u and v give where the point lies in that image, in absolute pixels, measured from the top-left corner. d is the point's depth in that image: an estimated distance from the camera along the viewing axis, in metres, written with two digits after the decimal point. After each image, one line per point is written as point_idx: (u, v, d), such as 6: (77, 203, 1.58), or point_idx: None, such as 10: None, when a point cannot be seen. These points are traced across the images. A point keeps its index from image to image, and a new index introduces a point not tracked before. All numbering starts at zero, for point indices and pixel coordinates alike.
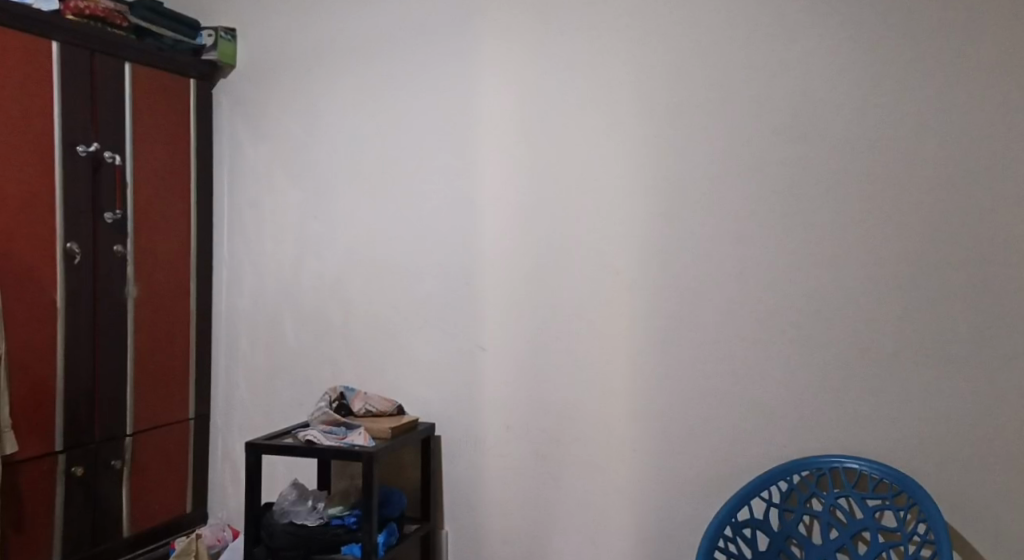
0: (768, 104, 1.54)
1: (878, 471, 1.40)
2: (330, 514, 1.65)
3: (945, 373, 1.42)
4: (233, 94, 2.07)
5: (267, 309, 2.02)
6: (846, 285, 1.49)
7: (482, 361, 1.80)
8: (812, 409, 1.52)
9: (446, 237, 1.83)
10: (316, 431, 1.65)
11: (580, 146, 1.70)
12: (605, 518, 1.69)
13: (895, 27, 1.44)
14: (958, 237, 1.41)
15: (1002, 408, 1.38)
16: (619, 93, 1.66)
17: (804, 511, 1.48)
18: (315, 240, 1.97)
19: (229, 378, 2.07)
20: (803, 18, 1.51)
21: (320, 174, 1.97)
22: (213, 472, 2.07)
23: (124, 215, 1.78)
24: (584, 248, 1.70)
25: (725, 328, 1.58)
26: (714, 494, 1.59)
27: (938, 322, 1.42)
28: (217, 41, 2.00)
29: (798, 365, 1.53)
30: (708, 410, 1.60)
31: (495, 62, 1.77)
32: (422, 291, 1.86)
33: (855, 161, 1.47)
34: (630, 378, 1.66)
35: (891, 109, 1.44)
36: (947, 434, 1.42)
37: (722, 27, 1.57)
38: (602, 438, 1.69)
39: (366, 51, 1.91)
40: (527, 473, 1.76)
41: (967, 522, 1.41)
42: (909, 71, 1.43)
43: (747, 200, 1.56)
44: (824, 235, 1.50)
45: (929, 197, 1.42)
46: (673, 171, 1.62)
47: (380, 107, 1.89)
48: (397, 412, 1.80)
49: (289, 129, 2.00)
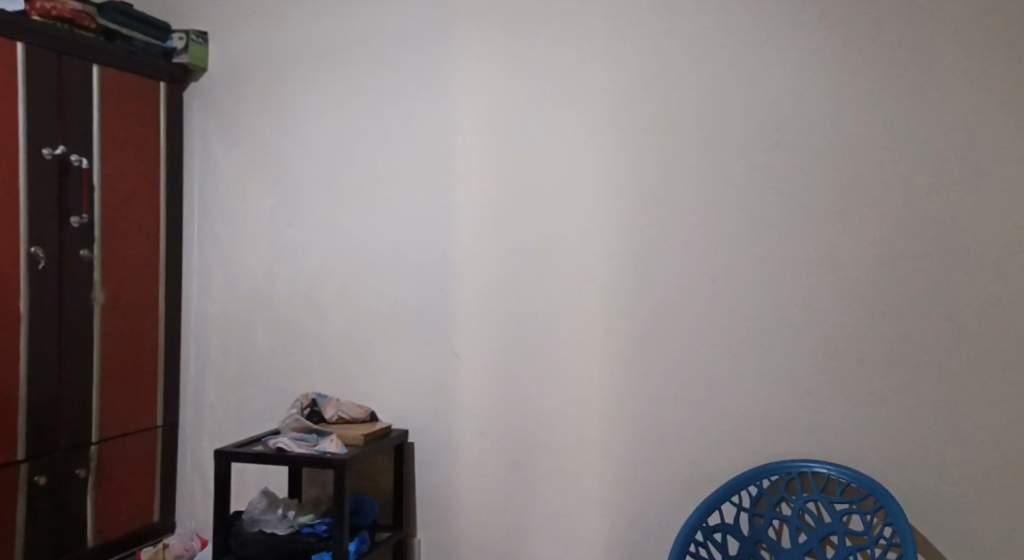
0: (737, 115, 1.57)
1: (846, 476, 1.42)
2: (301, 522, 1.64)
3: (908, 380, 1.45)
4: (205, 98, 2.05)
5: (240, 315, 2.00)
6: (813, 293, 1.51)
7: (457, 368, 1.80)
8: (780, 414, 1.54)
9: (422, 243, 1.83)
10: (287, 438, 1.63)
11: (554, 153, 1.71)
12: (578, 524, 1.69)
13: (859, 42, 1.48)
14: (920, 246, 1.44)
15: (964, 413, 1.42)
16: (593, 101, 1.68)
17: (774, 515, 1.50)
18: (289, 245, 1.95)
19: (200, 384, 2.04)
20: (773, 30, 1.54)
21: (293, 179, 1.95)
22: (182, 480, 2.04)
23: (91, 219, 1.75)
24: (558, 255, 1.71)
25: (697, 334, 1.60)
26: (685, 500, 1.61)
27: (903, 329, 1.46)
28: (188, 44, 1.98)
29: (767, 371, 1.55)
30: (679, 416, 1.61)
31: (471, 69, 1.78)
32: (397, 298, 1.85)
33: (821, 170, 1.50)
34: (603, 384, 1.67)
35: (858, 119, 1.48)
36: (911, 439, 1.45)
37: (692, 39, 1.60)
38: (575, 444, 1.69)
39: (342, 56, 1.90)
40: (500, 479, 1.76)
41: (931, 525, 1.44)
42: (871, 85, 1.47)
43: (718, 208, 1.58)
44: (791, 244, 1.53)
45: (892, 207, 1.46)
46: (645, 180, 1.64)
47: (356, 113, 1.89)
48: (371, 419, 1.79)
49: (263, 134, 1.99)
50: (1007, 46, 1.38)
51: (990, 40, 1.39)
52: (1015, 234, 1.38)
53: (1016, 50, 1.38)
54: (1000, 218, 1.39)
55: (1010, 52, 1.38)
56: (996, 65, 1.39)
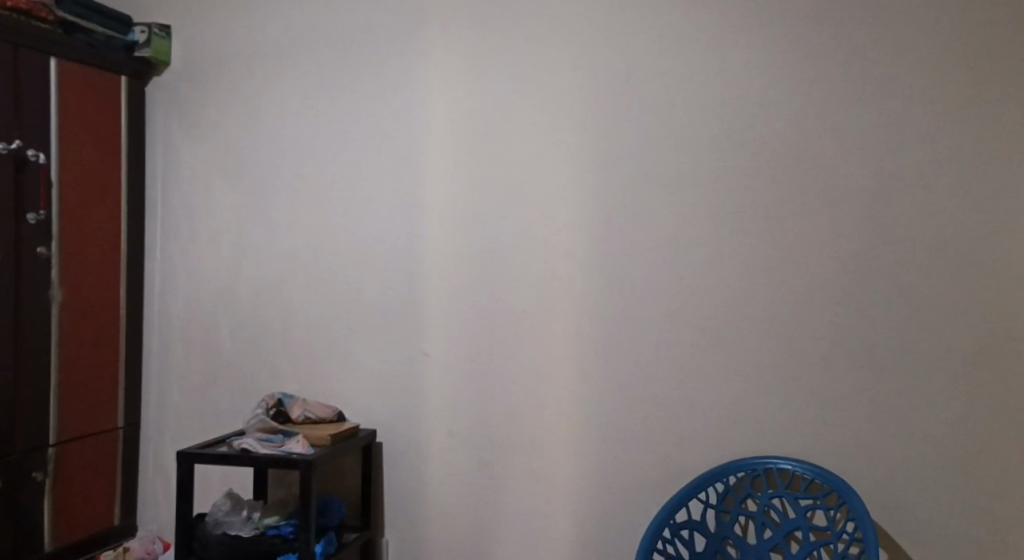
0: (703, 116, 1.58)
1: (810, 472, 1.44)
2: (266, 524, 1.61)
3: (868, 375, 1.49)
4: (168, 94, 2.02)
5: (204, 314, 1.97)
6: (777, 292, 1.54)
7: (425, 367, 1.79)
8: (745, 411, 1.56)
9: (390, 242, 1.81)
10: (252, 439, 1.61)
11: (523, 152, 1.70)
12: (545, 523, 1.69)
13: (820, 47, 1.52)
14: (880, 245, 1.48)
15: (921, 407, 1.47)
16: (561, 100, 1.68)
17: (740, 511, 1.51)
18: (255, 243, 1.92)
19: (162, 385, 2.01)
20: (738, 34, 1.56)
21: (259, 176, 1.92)
22: (144, 482, 2.01)
23: (49, 216, 1.70)
24: (528, 254, 1.70)
25: (665, 332, 1.61)
26: (653, 497, 1.62)
27: (861, 327, 1.50)
28: (149, 38, 1.93)
29: (732, 369, 1.57)
30: (646, 415, 1.62)
31: (439, 66, 1.77)
32: (365, 296, 1.83)
33: (785, 171, 1.54)
34: (571, 383, 1.67)
35: (819, 123, 1.52)
36: (871, 433, 1.49)
37: (658, 40, 1.61)
38: (544, 443, 1.69)
39: (308, 52, 1.87)
40: (469, 478, 1.75)
41: (891, 517, 1.48)
42: (832, 89, 1.51)
43: (685, 207, 1.60)
44: (756, 243, 1.55)
45: (853, 207, 1.50)
46: (613, 179, 1.64)
47: (323, 110, 1.86)
48: (338, 419, 1.78)
49: (227, 130, 1.95)
50: (959, 56, 1.45)
51: (944, 50, 1.45)
52: (966, 236, 1.44)
53: (967, 60, 1.44)
54: (953, 221, 1.45)
55: (961, 62, 1.44)
56: (949, 72, 1.45)
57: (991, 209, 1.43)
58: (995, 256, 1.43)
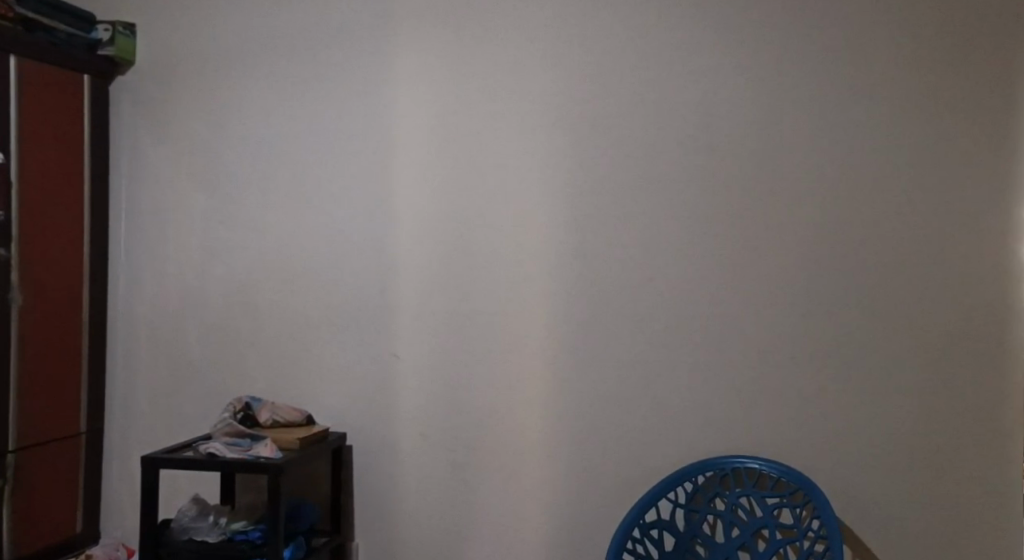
0: (672, 119, 1.60)
1: (777, 470, 1.46)
2: (234, 530, 1.59)
3: (833, 374, 1.52)
4: (133, 93, 1.98)
5: (171, 317, 1.94)
6: (745, 294, 1.57)
7: (396, 370, 1.78)
8: (713, 411, 1.58)
9: (362, 244, 1.80)
10: (219, 443, 1.59)
11: (494, 154, 1.71)
12: (516, 524, 1.70)
13: (785, 53, 1.55)
14: (843, 247, 1.52)
15: (884, 405, 1.50)
16: (531, 102, 1.68)
17: (709, 510, 1.52)
18: (223, 244, 1.90)
19: (126, 389, 1.98)
20: (705, 40, 1.59)
21: (227, 177, 1.90)
22: (107, 488, 1.98)
23: (9, 217, 1.65)
24: (500, 255, 1.70)
25: (636, 333, 1.62)
26: (624, 497, 1.63)
27: (825, 327, 1.53)
28: (114, 36, 1.90)
29: (701, 369, 1.59)
30: (617, 415, 1.63)
31: (410, 68, 1.76)
32: (335, 298, 1.82)
33: (752, 174, 1.56)
34: (542, 384, 1.68)
35: (783, 127, 1.55)
36: (836, 432, 1.52)
37: (627, 43, 1.62)
38: (515, 444, 1.70)
39: (277, 52, 1.86)
40: (442, 480, 1.75)
41: (855, 513, 1.52)
42: (796, 94, 1.54)
43: (654, 210, 1.61)
44: (725, 244, 1.58)
45: (817, 210, 1.53)
46: (583, 181, 1.65)
47: (291, 111, 1.85)
48: (308, 422, 1.76)
49: (194, 130, 1.93)
50: (919, 64, 1.49)
51: (904, 58, 1.49)
52: (926, 239, 1.48)
53: (926, 68, 1.48)
54: (914, 223, 1.49)
55: (921, 69, 1.48)
56: (910, 80, 1.49)
57: (949, 212, 1.47)
58: (954, 258, 1.47)
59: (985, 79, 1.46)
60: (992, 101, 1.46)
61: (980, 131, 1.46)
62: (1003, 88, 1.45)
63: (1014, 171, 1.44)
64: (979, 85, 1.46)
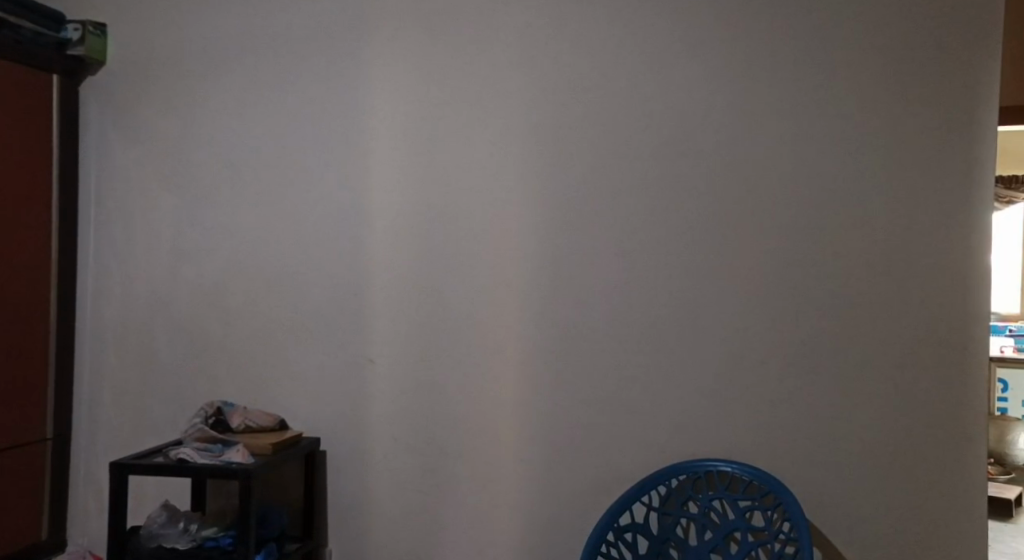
0: (646, 126, 1.61)
1: (748, 474, 1.48)
2: (204, 536, 1.57)
3: (802, 379, 1.54)
4: (102, 93, 1.96)
5: (140, 321, 1.92)
6: (716, 300, 1.58)
7: (370, 374, 1.77)
8: (685, 416, 1.59)
9: (335, 248, 1.79)
10: (190, 449, 1.57)
11: (468, 158, 1.71)
12: (490, 528, 1.70)
13: (756, 62, 1.57)
14: (813, 253, 1.54)
15: (852, 409, 1.52)
16: (506, 106, 1.68)
17: (681, 513, 1.53)
18: (194, 247, 1.88)
19: (93, 394, 1.95)
20: (678, 48, 1.60)
21: (198, 179, 1.88)
22: (74, 494, 1.94)
23: None
24: (474, 259, 1.70)
25: (610, 338, 1.63)
26: (597, 501, 1.64)
27: (795, 332, 1.55)
28: (84, 36, 1.87)
29: (673, 374, 1.60)
30: (590, 420, 1.64)
31: (384, 71, 1.76)
32: (309, 302, 1.81)
33: (723, 181, 1.58)
34: (516, 389, 1.68)
35: (754, 135, 1.56)
36: (805, 436, 1.54)
37: (602, 49, 1.63)
38: (489, 449, 1.70)
39: (251, 54, 1.84)
40: (416, 484, 1.74)
41: (824, 516, 1.54)
42: (766, 102, 1.56)
43: (628, 216, 1.62)
44: (696, 250, 1.59)
45: (787, 217, 1.55)
46: (558, 186, 1.65)
47: (265, 113, 1.83)
48: (281, 427, 1.75)
49: (166, 131, 1.91)
50: (887, 75, 1.51)
51: (872, 68, 1.52)
52: (893, 246, 1.51)
53: (894, 79, 1.51)
54: (882, 231, 1.51)
55: (889, 79, 1.51)
56: (877, 89, 1.51)
57: (916, 221, 1.50)
58: (921, 264, 1.49)
59: (952, 89, 1.48)
60: (959, 111, 1.48)
61: (947, 141, 1.48)
62: (970, 98, 1.47)
63: (980, 180, 1.47)
64: (945, 95, 1.48)
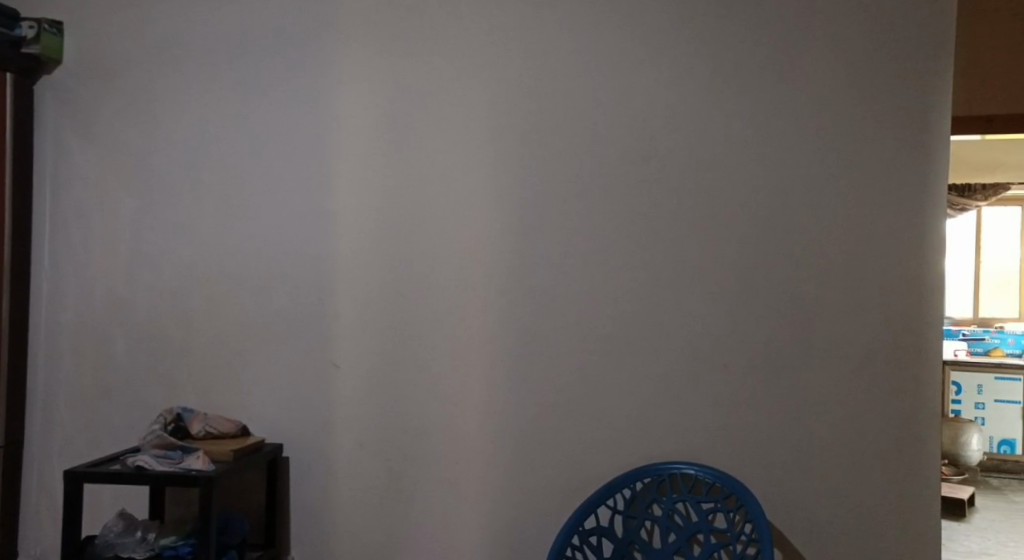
0: (611, 132, 1.62)
1: (711, 476, 1.49)
2: (162, 545, 1.53)
3: (763, 383, 1.57)
4: (59, 93, 1.91)
5: (97, 325, 1.88)
6: (679, 304, 1.60)
7: (335, 379, 1.76)
8: (649, 419, 1.61)
9: (300, 251, 1.77)
10: (147, 456, 1.53)
11: (435, 162, 1.70)
12: (455, 533, 1.69)
13: (719, 70, 1.59)
14: (774, 258, 1.57)
15: (811, 412, 1.55)
16: (473, 111, 1.68)
17: (645, 516, 1.54)
18: (154, 250, 1.85)
19: (47, 401, 1.90)
20: (644, 56, 1.62)
21: (159, 182, 1.85)
22: (26, 504, 1.90)
23: None
24: (442, 262, 1.70)
25: (575, 342, 1.64)
26: (561, 505, 1.64)
27: (756, 336, 1.57)
28: (39, 34, 1.82)
29: (637, 378, 1.61)
30: (555, 424, 1.65)
31: (351, 74, 1.75)
32: (272, 305, 1.79)
33: (687, 187, 1.60)
34: (481, 393, 1.68)
35: (717, 142, 1.59)
36: (765, 438, 1.57)
37: (568, 55, 1.64)
38: (454, 453, 1.69)
39: (215, 55, 1.82)
40: (380, 490, 1.73)
41: (783, 517, 1.56)
42: (729, 111, 1.58)
43: (593, 220, 1.63)
44: (660, 255, 1.61)
45: (748, 223, 1.58)
46: (523, 189, 1.66)
47: (228, 115, 1.81)
48: (242, 433, 1.72)
49: (125, 133, 1.87)
50: (846, 83, 1.54)
51: (831, 78, 1.55)
52: (851, 252, 1.54)
53: (852, 88, 1.54)
54: (840, 237, 1.54)
55: (848, 88, 1.54)
56: (836, 98, 1.54)
57: (874, 227, 1.53)
58: (878, 269, 1.53)
59: (907, 98, 1.52)
60: (913, 120, 1.51)
61: (902, 149, 1.52)
62: (924, 107, 1.51)
63: (933, 187, 1.51)
64: (901, 105, 1.52)
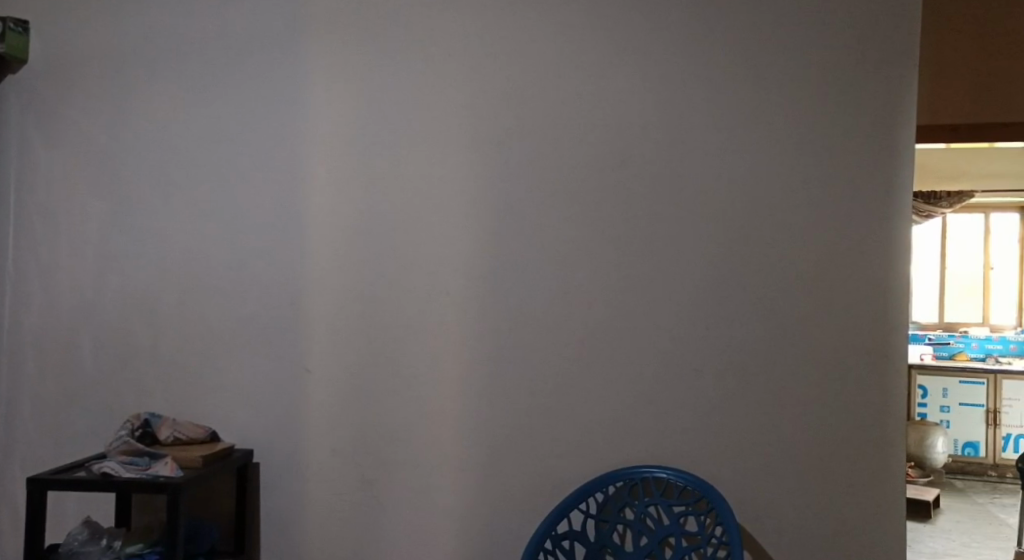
0: (583, 138, 1.63)
1: (682, 479, 1.50)
2: (127, 553, 1.51)
3: (733, 387, 1.58)
4: (25, 93, 1.88)
5: (63, 330, 1.85)
6: (650, 309, 1.61)
7: (307, 384, 1.74)
8: (620, 424, 1.62)
9: (273, 254, 1.76)
10: (114, 462, 1.51)
11: (409, 166, 1.70)
12: (427, 537, 1.69)
13: (691, 77, 1.60)
14: (743, 264, 1.58)
15: (780, 417, 1.57)
16: (447, 115, 1.68)
17: (618, 520, 1.54)
18: (123, 253, 1.82)
19: (11, 408, 1.87)
20: (617, 62, 1.63)
21: (128, 184, 1.82)
22: None
23: None
24: (416, 267, 1.69)
25: (547, 347, 1.64)
26: (533, 509, 1.65)
27: (725, 340, 1.59)
28: (4, 32, 1.79)
29: (607, 382, 1.62)
30: (527, 428, 1.65)
31: (325, 77, 1.74)
32: (244, 310, 1.77)
33: (658, 193, 1.61)
34: (454, 398, 1.68)
35: (688, 149, 1.60)
36: (735, 442, 1.58)
37: (542, 61, 1.65)
38: (427, 458, 1.69)
39: (186, 57, 1.80)
40: (352, 495, 1.72)
41: (752, 520, 1.58)
42: (700, 118, 1.60)
43: (566, 225, 1.64)
44: (631, 261, 1.62)
45: (718, 229, 1.59)
46: (496, 194, 1.66)
47: (199, 116, 1.79)
48: (211, 440, 1.70)
49: (94, 134, 1.84)
50: (816, 91, 1.56)
51: (801, 86, 1.57)
52: (820, 258, 1.56)
53: (820, 96, 1.56)
54: (808, 243, 1.56)
55: (816, 97, 1.56)
56: (805, 107, 1.57)
57: (841, 233, 1.55)
58: (845, 275, 1.55)
59: (874, 107, 1.54)
60: (880, 128, 1.54)
61: (869, 158, 1.55)
62: (890, 117, 1.54)
63: (899, 195, 1.53)
64: (868, 115, 1.55)
